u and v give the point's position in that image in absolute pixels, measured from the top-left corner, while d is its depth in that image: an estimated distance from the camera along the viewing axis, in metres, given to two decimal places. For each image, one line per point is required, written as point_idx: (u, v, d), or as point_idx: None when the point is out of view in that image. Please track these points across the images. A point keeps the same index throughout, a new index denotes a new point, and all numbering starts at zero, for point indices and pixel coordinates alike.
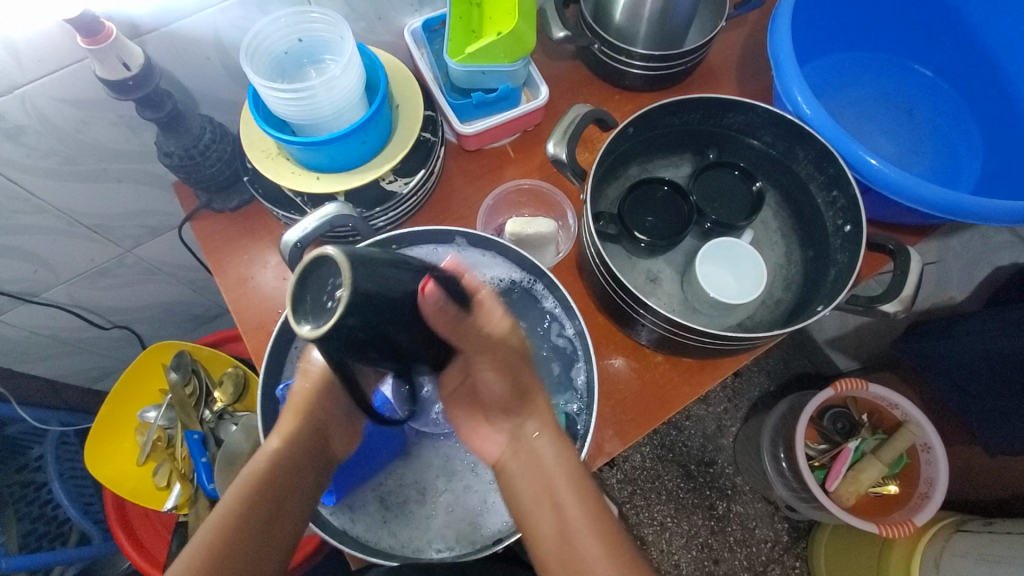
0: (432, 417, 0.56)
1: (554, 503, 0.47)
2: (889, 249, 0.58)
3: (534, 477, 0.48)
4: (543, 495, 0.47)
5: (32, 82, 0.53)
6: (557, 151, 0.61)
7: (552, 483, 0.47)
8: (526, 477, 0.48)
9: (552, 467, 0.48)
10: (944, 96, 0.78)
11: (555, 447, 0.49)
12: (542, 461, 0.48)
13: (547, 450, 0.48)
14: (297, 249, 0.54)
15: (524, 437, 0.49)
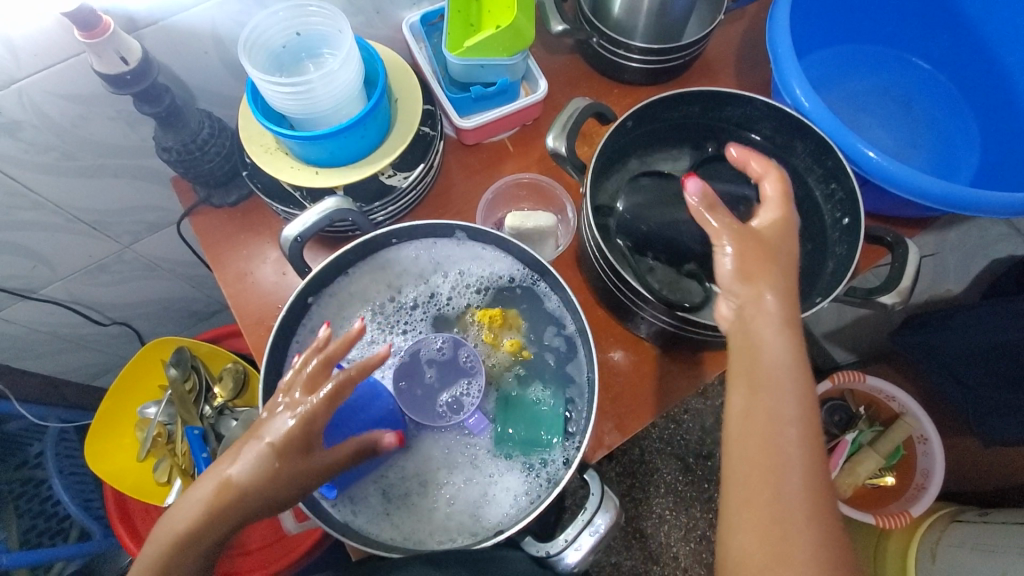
0: (439, 408, 0.57)
1: (775, 408, 0.43)
2: (887, 242, 0.58)
3: (767, 373, 0.44)
4: (760, 393, 0.43)
5: (28, 76, 0.53)
6: (557, 145, 0.61)
7: (776, 390, 0.43)
8: (744, 353, 0.45)
9: (780, 376, 0.43)
10: (941, 89, 0.78)
11: (795, 353, 0.44)
12: (767, 343, 0.44)
13: (786, 355, 0.44)
14: (297, 242, 0.54)
15: (761, 318, 0.45)
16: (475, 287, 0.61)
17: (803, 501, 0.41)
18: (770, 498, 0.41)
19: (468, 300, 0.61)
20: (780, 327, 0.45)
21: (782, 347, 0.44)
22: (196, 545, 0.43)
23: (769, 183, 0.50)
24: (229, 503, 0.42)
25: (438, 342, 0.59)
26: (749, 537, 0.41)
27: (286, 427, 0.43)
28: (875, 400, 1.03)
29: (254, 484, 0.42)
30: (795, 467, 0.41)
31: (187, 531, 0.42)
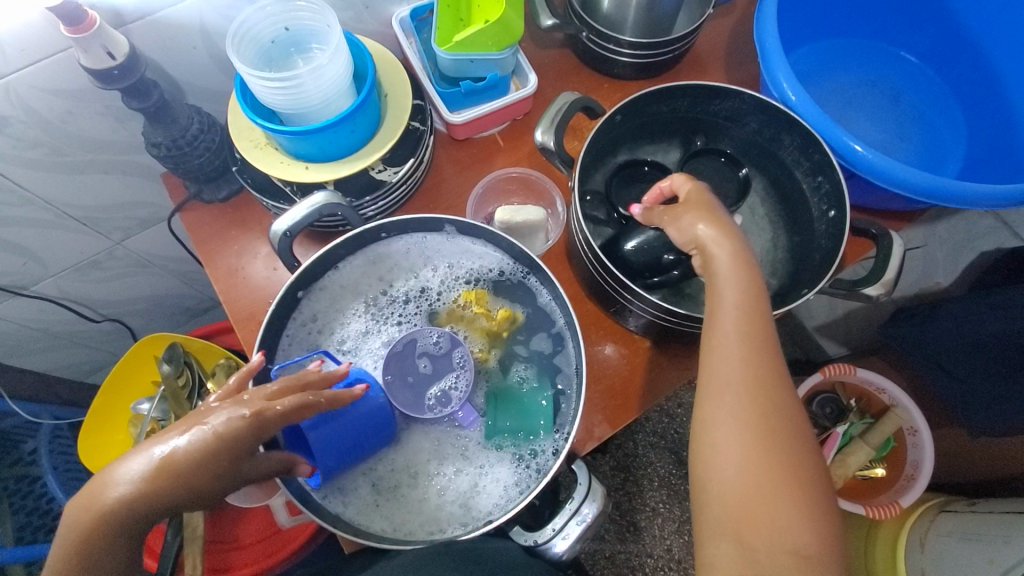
0: (429, 400, 0.57)
1: (734, 317, 0.47)
2: (872, 234, 0.59)
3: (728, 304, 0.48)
4: (724, 323, 0.48)
5: (15, 72, 0.53)
6: (545, 140, 0.62)
7: (738, 319, 0.47)
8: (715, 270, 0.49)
9: (741, 304, 0.47)
10: (928, 82, 0.79)
11: (748, 273, 0.48)
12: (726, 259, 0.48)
13: (743, 286, 0.48)
14: (286, 237, 0.54)
15: (718, 244, 0.49)
16: (464, 278, 0.61)
17: (764, 395, 0.45)
18: (742, 412, 0.45)
19: (458, 293, 0.61)
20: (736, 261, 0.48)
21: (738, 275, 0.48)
22: (117, 531, 0.42)
23: (677, 185, 0.53)
24: (160, 487, 0.42)
25: (433, 336, 0.58)
26: (720, 415, 0.45)
27: (235, 419, 0.43)
28: (865, 392, 1.04)
29: (191, 470, 0.42)
30: (763, 383, 0.46)
31: (108, 516, 0.41)
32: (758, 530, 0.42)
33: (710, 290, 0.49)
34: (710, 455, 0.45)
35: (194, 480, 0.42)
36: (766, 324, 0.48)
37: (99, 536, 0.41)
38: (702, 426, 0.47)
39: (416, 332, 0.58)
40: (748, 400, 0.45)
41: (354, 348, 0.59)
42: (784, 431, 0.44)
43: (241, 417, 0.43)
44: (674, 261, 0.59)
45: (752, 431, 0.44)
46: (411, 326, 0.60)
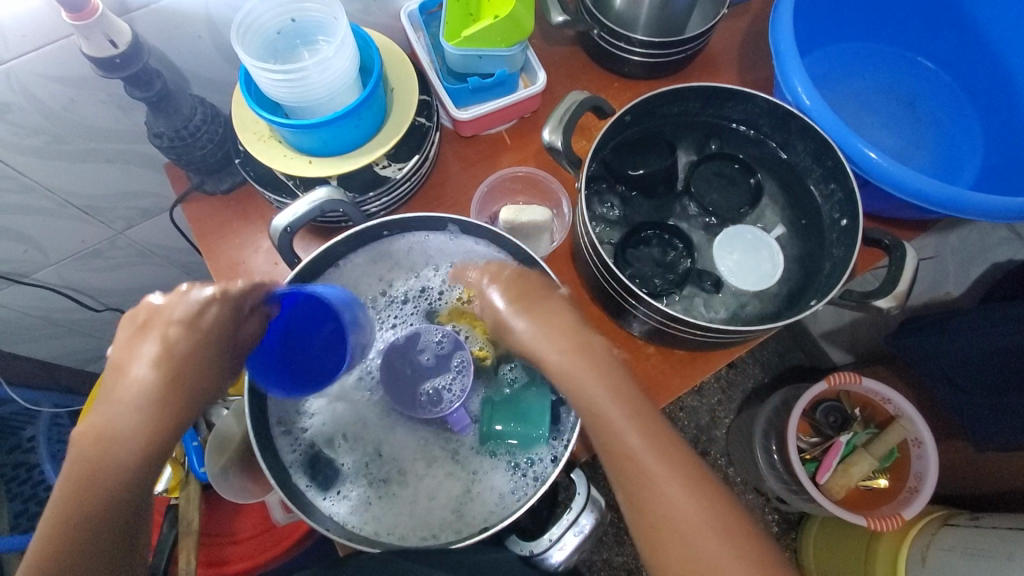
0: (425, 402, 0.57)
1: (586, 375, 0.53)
2: (885, 244, 0.57)
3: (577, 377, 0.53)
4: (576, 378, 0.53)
5: (15, 58, 0.52)
6: (553, 139, 0.60)
7: (589, 387, 0.53)
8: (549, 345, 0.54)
9: (590, 369, 0.53)
10: (945, 90, 0.77)
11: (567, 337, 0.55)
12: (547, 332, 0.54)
13: (584, 357, 0.53)
14: (287, 232, 0.53)
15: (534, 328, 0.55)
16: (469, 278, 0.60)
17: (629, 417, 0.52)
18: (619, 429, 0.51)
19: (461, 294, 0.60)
20: (571, 343, 0.54)
21: (579, 347, 0.54)
22: (139, 443, 0.45)
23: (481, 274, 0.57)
24: (166, 385, 0.46)
25: (437, 335, 0.58)
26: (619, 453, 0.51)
27: (205, 306, 0.47)
28: (870, 402, 1.03)
29: (190, 361, 0.47)
30: (634, 426, 0.51)
31: (122, 430, 0.45)
32: (678, 547, 0.48)
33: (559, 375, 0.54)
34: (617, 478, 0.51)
35: (182, 384, 0.46)
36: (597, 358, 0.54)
37: (107, 483, 0.44)
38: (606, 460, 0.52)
39: (421, 330, 0.58)
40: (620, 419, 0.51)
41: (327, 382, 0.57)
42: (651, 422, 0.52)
43: (212, 301, 0.47)
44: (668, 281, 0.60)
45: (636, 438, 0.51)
46: (410, 324, 0.59)
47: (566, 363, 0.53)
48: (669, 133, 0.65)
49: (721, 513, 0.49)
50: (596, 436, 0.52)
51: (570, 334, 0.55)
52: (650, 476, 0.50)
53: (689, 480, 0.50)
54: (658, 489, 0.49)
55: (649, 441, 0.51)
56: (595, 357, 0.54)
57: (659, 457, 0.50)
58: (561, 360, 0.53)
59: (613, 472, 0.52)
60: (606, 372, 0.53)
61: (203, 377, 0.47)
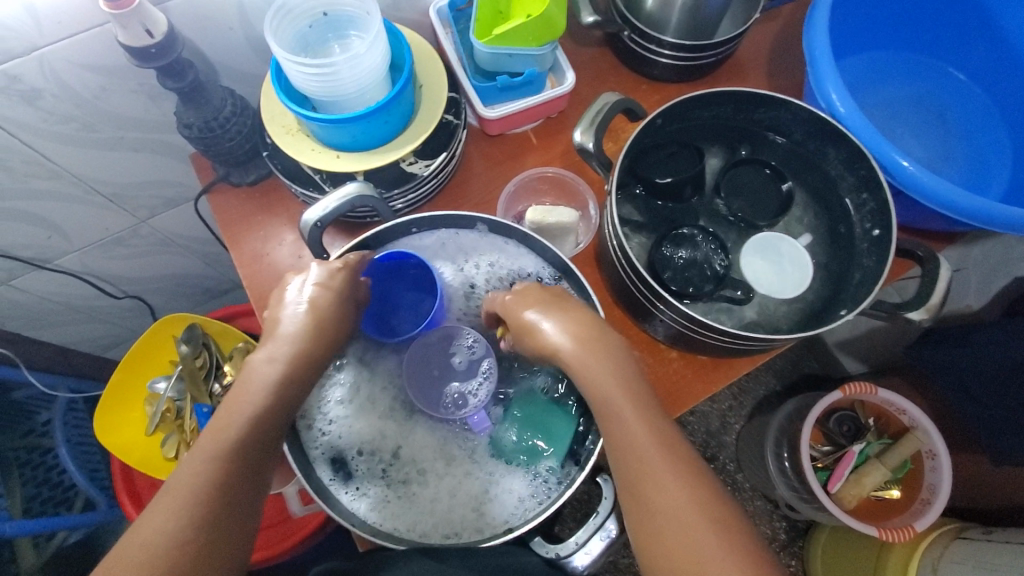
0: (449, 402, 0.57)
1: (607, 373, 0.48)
2: (918, 256, 0.57)
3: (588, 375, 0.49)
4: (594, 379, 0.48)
5: (50, 44, 0.52)
6: (584, 141, 0.59)
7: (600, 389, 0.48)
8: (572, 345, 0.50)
9: (598, 364, 0.49)
10: (976, 101, 0.76)
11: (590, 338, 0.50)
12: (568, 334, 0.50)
13: (594, 348, 0.49)
14: (317, 228, 0.53)
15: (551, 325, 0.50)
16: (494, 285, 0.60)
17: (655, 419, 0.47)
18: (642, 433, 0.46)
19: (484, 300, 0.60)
20: (584, 337, 0.50)
21: (589, 346, 0.50)
22: (288, 385, 0.48)
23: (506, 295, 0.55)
24: (312, 333, 0.50)
25: (468, 338, 0.58)
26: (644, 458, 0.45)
27: (334, 272, 0.52)
28: (884, 412, 1.02)
29: (332, 313, 0.51)
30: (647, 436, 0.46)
31: (274, 372, 0.48)
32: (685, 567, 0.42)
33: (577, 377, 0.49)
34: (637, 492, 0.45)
35: (329, 331, 0.51)
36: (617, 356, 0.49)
37: (260, 417, 0.46)
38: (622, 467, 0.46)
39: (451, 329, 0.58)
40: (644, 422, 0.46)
41: (345, 387, 0.56)
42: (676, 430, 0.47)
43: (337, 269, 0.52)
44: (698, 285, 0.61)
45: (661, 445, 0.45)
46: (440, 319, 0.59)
47: (575, 360, 0.49)
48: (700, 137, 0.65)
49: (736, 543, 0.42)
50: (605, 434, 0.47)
51: (587, 330, 0.50)
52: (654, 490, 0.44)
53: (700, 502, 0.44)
54: (663, 503, 0.44)
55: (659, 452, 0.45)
56: (607, 354, 0.49)
57: (667, 462, 0.45)
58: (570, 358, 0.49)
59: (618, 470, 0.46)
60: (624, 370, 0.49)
61: (341, 328, 0.52)
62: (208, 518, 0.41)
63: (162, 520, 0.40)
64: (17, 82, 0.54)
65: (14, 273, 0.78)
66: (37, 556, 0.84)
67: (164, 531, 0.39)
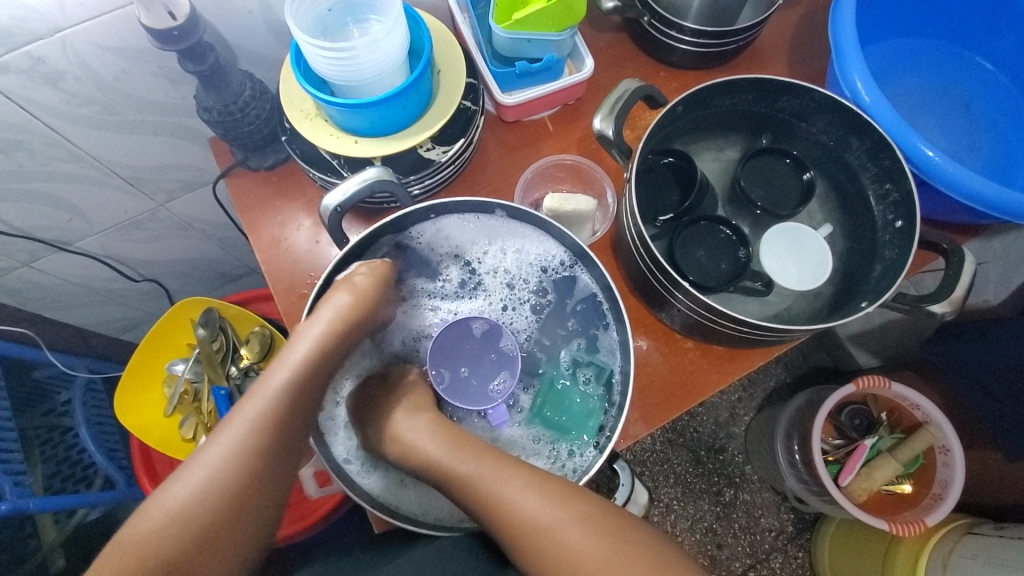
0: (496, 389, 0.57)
1: (456, 452, 0.51)
2: (942, 249, 0.56)
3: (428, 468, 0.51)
4: (454, 457, 0.51)
5: (73, 26, 0.53)
6: (604, 127, 0.60)
7: (449, 475, 0.50)
8: (423, 444, 0.52)
9: (450, 453, 0.51)
10: (1003, 91, 0.74)
11: (443, 437, 0.53)
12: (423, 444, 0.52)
13: (442, 437, 0.53)
14: (337, 212, 0.53)
15: (413, 429, 0.53)
16: (513, 274, 0.60)
17: (515, 466, 0.49)
18: (514, 473, 0.48)
19: (502, 290, 0.60)
20: (447, 442, 0.52)
21: (440, 433, 0.53)
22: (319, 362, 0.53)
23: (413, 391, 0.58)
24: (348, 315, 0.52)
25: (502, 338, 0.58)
26: (523, 504, 0.47)
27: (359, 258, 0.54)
28: (897, 407, 1.02)
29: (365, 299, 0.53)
30: (506, 479, 0.48)
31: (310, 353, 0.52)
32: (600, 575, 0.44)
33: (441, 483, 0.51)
34: (534, 525, 0.47)
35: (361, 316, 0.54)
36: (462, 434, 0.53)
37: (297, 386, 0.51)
38: (509, 511, 0.47)
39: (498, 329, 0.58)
40: (505, 463, 0.49)
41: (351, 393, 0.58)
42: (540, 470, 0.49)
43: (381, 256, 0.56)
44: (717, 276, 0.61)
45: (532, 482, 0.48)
46: (472, 306, 0.60)
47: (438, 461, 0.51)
48: (719, 124, 0.65)
49: (636, 548, 0.46)
50: (481, 505, 0.48)
51: (440, 432, 0.53)
52: (534, 531, 0.47)
53: (579, 520, 0.46)
54: (569, 538, 0.46)
55: (530, 494, 0.47)
56: (460, 440, 0.52)
57: (546, 496, 0.47)
58: (422, 459, 0.52)
59: (505, 529, 0.48)
60: (466, 445, 0.51)
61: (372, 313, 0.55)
62: (252, 461, 0.47)
63: (197, 480, 0.46)
64: (41, 64, 0.54)
65: (36, 254, 0.79)
66: (58, 531, 0.86)
67: (203, 486, 0.46)
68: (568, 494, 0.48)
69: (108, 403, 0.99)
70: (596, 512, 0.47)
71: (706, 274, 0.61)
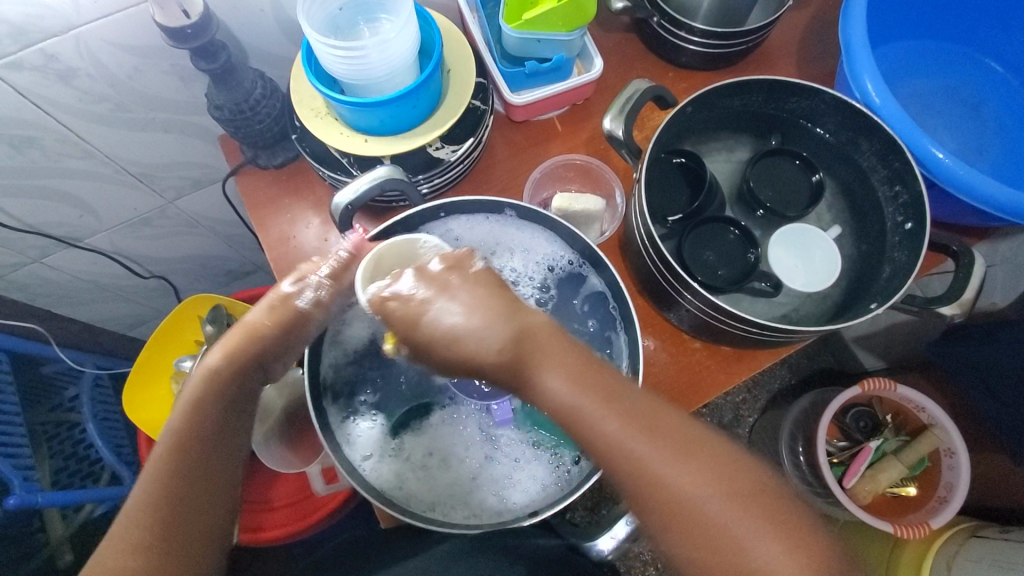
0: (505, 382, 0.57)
1: (598, 402, 0.43)
2: (952, 250, 0.57)
3: (571, 416, 0.43)
4: (596, 404, 0.43)
5: (87, 24, 0.53)
6: (613, 127, 0.59)
7: (593, 432, 0.42)
8: (549, 381, 0.44)
9: (598, 403, 0.43)
10: (1015, 93, 0.74)
11: (568, 377, 0.44)
12: (552, 384, 0.44)
13: (569, 375, 0.44)
14: (348, 210, 0.53)
15: (523, 361, 0.44)
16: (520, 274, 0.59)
17: (670, 430, 0.42)
18: (669, 441, 0.42)
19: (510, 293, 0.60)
20: (582, 383, 0.43)
21: (557, 359, 0.44)
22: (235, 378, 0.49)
23: (483, 276, 0.47)
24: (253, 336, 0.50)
25: None
26: (687, 476, 0.41)
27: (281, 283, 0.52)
28: (902, 410, 1.01)
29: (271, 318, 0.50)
30: (654, 449, 0.41)
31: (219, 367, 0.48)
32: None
33: (573, 428, 0.43)
34: (695, 508, 0.40)
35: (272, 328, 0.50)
36: (603, 375, 0.44)
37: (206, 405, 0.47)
38: (664, 483, 0.41)
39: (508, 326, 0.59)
40: (662, 429, 0.42)
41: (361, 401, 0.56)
42: (698, 436, 0.42)
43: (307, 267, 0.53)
44: (724, 278, 0.61)
45: (691, 457, 0.41)
46: None
47: (572, 409, 0.43)
48: (730, 124, 0.66)
49: (812, 549, 0.39)
50: (625, 473, 0.41)
51: (569, 373, 0.44)
52: (690, 507, 0.40)
53: (749, 499, 0.40)
54: (734, 529, 0.39)
55: (690, 472, 0.41)
56: (613, 389, 0.44)
57: (709, 474, 0.41)
58: (544, 391, 0.44)
59: (651, 505, 0.41)
60: (607, 394, 0.43)
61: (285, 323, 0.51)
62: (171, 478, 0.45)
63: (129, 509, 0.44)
64: (54, 60, 0.55)
65: (46, 251, 0.79)
66: (65, 525, 0.87)
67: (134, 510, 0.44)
68: (736, 469, 0.42)
69: (115, 400, 1.00)
70: (767, 487, 0.41)
71: (715, 276, 0.61)
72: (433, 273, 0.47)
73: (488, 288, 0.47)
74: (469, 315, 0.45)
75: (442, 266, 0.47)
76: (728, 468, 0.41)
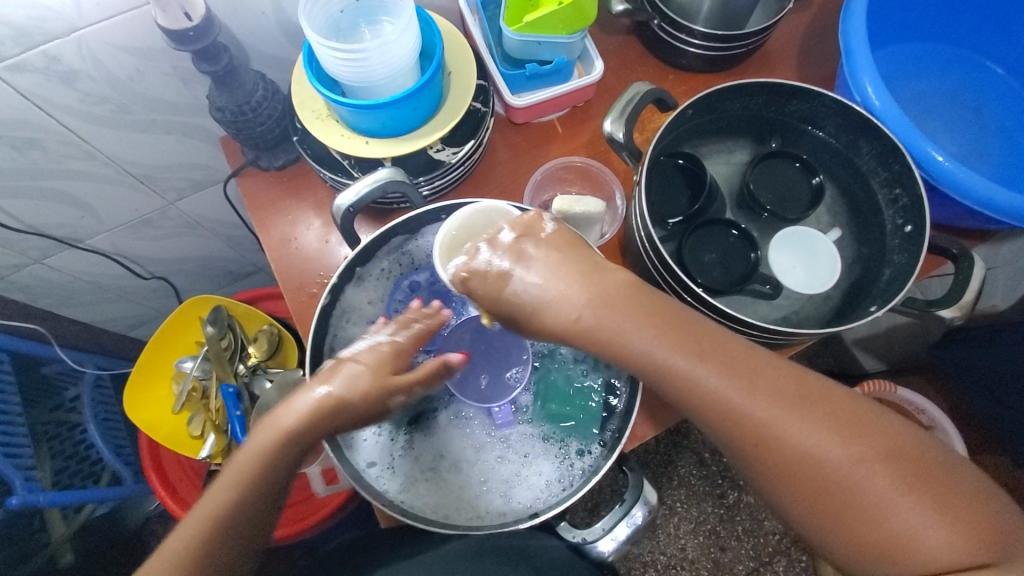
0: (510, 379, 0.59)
1: (702, 359, 0.44)
2: (952, 253, 0.57)
3: (671, 381, 0.44)
4: (700, 357, 0.44)
5: (89, 26, 0.53)
6: (614, 130, 0.59)
7: (697, 386, 0.43)
8: (639, 339, 0.45)
9: (698, 361, 0.44)
10: (1015, 96, 0.74)
11: (661, 335, 0.45)
12: (645, 341, 0.45)
13: (658, 330, 0.45)
14: (350, 212, 0.53)
15: (608, 318, 0.46)
16: None
17: (778, 386, 0.43)
18: (781, 393, 0.42)
19: None
20: (679, 339, 0.44)
21: (630, 305, 0.46)
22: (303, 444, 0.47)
23: (557, 235, 0.50)
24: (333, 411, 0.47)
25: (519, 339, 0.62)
26: (806, 426, 0.41)
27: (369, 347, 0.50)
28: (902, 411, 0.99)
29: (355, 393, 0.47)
30: (768, 401, 0.42)
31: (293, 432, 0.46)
32: (899, 525, 0.39)
33: (674, 384, 0.44)
34: (816, 458, 0.41)
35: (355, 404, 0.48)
36: (701, 331, 0.45)
37: (273, 464, 0.46)
38: (778, 435, 0.42)
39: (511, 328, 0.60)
40: (775, 383, 0.43)
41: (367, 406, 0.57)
42: (812, 392, 0.43)
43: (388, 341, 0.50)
44: (725, 279, 0.61)
45: (806, 412, 0.42)
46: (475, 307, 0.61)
47: (667, 365, 0.44)
48: (731, 126, 0.66)
49: (950, 499, 0.39)
50: (735, 424, 0.42)
51: (659, 330, 0.45)
52: (808, 465, 0.41)
53: (875, 452, 0.40)
54: (859, 477, 0.40)
55: (807, 425, 0.41)
56: (706, 346, 0.44)
57: (824, 424, 0.41)
58: (622, 338, 0.46)
59: (766, 455, 0.42)
60: (706, 350, 0.44)
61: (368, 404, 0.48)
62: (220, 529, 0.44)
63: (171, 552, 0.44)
64: (57, 62, 0.55)
65: (47, 252, 0.80)
66: (67, 526, 0.87)
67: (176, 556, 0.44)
68: (859, 426, 0.42)
69: (115, 400, 1.00)
70: (898, 444, 0.41)
71: (715, 279, 0.61)
72: (506, 242, 0.50)
73: (564, 247, 0.50)
74: (546, 281, 0.48)
75: (513, 235, 0.50)
76: (849, 417, 0.42)
